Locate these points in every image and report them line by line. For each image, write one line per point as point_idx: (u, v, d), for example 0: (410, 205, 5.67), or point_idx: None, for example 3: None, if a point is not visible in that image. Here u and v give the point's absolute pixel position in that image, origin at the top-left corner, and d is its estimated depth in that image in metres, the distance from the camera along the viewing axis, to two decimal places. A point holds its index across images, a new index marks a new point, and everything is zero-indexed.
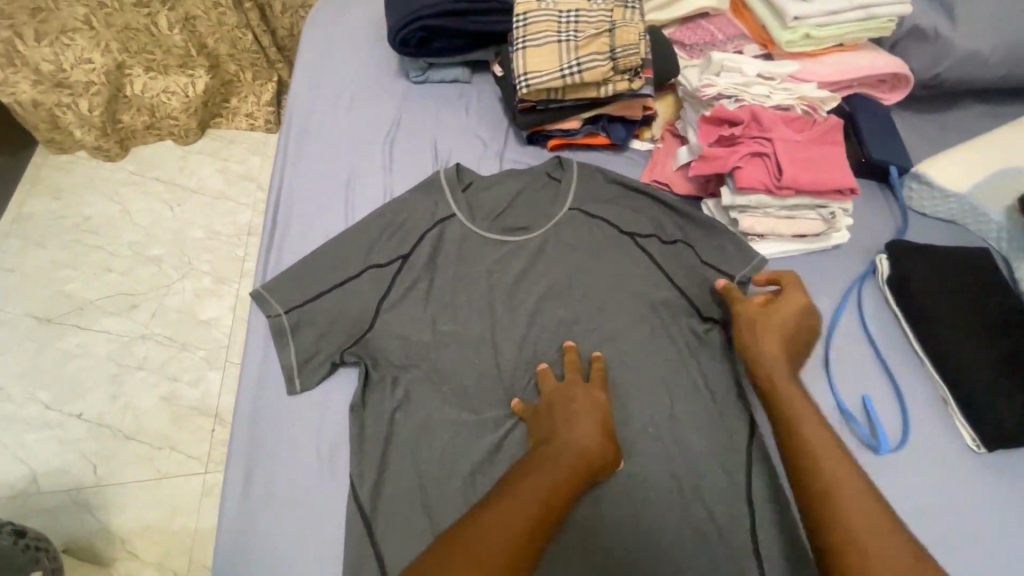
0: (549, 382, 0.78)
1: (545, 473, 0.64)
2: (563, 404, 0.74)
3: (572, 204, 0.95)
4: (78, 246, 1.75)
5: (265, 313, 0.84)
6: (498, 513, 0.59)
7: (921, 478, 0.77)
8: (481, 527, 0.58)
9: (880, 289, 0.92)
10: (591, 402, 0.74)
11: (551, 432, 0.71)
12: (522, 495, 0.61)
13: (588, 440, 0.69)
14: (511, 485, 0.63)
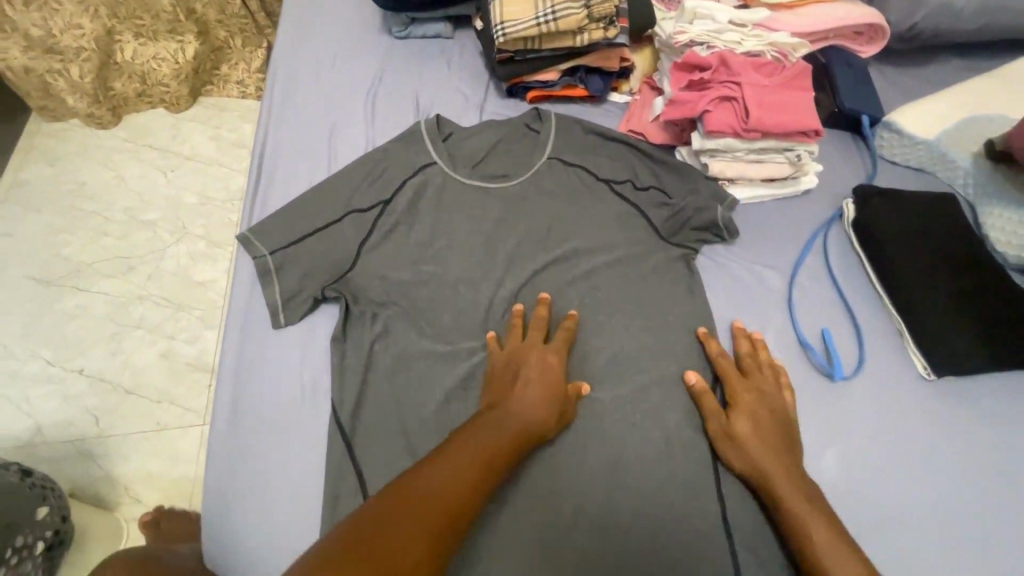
0: (514, 341, 0.79)
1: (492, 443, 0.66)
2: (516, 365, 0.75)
3: (550, 153, 0.98)
4: (74, 212, 1.78)
5: (251, 256, 0.87)
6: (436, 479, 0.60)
7: (873, 404, 0.81)
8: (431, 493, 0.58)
9: (845, 232, 0.95)
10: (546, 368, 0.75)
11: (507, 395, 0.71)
12: (468, 464, 0.62)
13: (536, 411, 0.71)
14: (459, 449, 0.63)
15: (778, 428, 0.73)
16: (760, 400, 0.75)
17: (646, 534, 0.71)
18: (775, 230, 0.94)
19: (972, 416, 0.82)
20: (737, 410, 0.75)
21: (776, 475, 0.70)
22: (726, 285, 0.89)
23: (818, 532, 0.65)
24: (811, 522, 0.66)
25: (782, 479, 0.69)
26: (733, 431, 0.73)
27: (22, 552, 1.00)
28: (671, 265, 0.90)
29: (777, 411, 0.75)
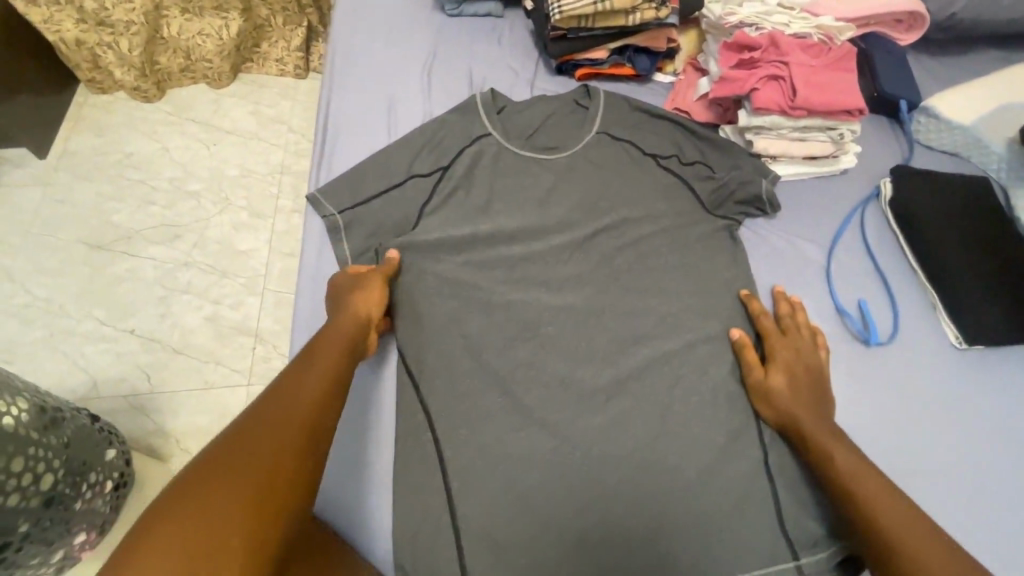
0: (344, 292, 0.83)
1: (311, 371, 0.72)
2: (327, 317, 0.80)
3: (599, 128, 1.02)
4: (122, 181, 1.85)
5: (320, 215, 0.94)
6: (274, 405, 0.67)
7: (905, 368, 0.86)
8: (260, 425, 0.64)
9: (882, 209, 0.99)
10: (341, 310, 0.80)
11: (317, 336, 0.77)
12: (293, 391, 0.69)
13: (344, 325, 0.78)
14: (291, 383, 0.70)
15: (814, 383, 0.78)
16: (796, 357, 0.80)
17: (696, 474, 0.75)
18: (815, 206, 0.99)
19: (1000, 382, 0.86)
20: (778, 364, 0.79)
21: (808, 420, 0.74)
22: (767, 255, 0.94)
23: (847, 461, 0.70)
24: (844, 455, 0.70)
25: (820, 429, 0.73)
26: (773, 384, 0.77)
27: (97, 487, 1.07)
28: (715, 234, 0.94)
29: (811, 366, 0.79)
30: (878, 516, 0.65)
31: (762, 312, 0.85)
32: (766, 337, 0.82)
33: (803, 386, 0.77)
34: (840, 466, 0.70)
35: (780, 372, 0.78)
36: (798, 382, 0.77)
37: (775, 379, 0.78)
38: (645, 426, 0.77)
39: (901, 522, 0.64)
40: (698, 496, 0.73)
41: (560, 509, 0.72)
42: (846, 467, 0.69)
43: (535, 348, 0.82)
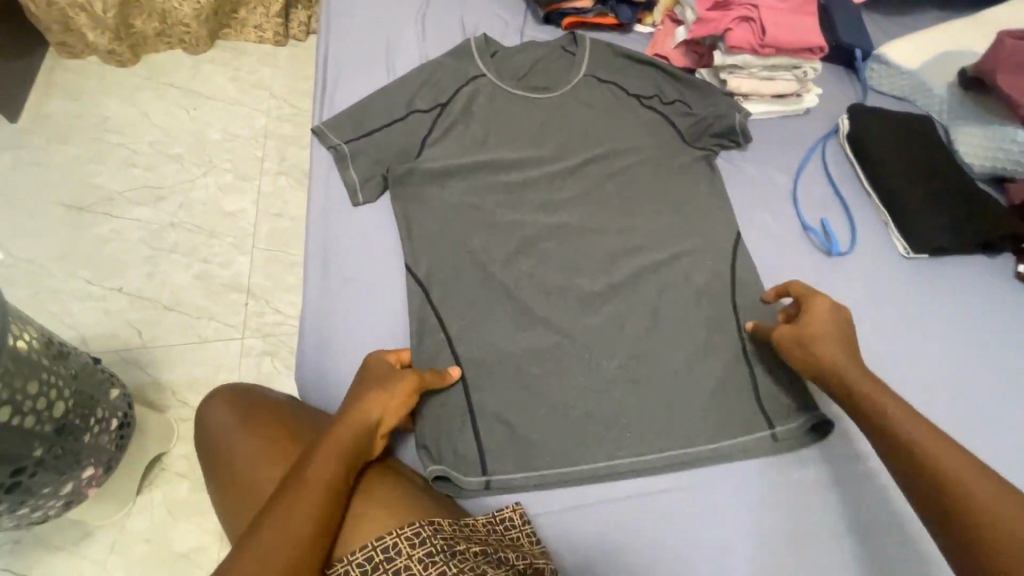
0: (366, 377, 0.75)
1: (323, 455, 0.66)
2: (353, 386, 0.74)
3: (587, 70, 1.08)
4: (100, 144, 1.79)
5: (325, 145, 0.98)
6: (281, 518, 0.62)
7: (861, 276, 0.97)
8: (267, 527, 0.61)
9: (840, 144, 1.10)
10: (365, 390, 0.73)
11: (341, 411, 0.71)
12: (299, 504, 0.62)
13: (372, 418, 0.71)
14: (301, 477, 0.64)
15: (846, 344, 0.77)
16: (834, 308, 0.79)
17: (680, 363, 0.85)
18: (781, 142, 1.09)
19: (942, 287, 0.97)
20: (806, 330, 0.77)
21: (849, 367, 0.74)
22: (741, 182, 1.04)
23: (891, 404, 0.70)
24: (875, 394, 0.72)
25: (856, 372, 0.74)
26: (814, 330, 0.77)
27: (103, 423, 1.08)
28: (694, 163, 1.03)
29: (844, 332, 0.78)
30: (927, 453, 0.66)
31: (806, 291, 0.81)
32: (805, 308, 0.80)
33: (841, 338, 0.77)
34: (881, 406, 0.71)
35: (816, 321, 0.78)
36: (835, 331, 0.77)
37: (802, 348, 0.77)
38: (636, 325, 0.87)
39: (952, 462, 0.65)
40: (683, 382, 0.84)
41: (563, 398, 0.82)
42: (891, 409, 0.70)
43: (535, 265, 0.91)
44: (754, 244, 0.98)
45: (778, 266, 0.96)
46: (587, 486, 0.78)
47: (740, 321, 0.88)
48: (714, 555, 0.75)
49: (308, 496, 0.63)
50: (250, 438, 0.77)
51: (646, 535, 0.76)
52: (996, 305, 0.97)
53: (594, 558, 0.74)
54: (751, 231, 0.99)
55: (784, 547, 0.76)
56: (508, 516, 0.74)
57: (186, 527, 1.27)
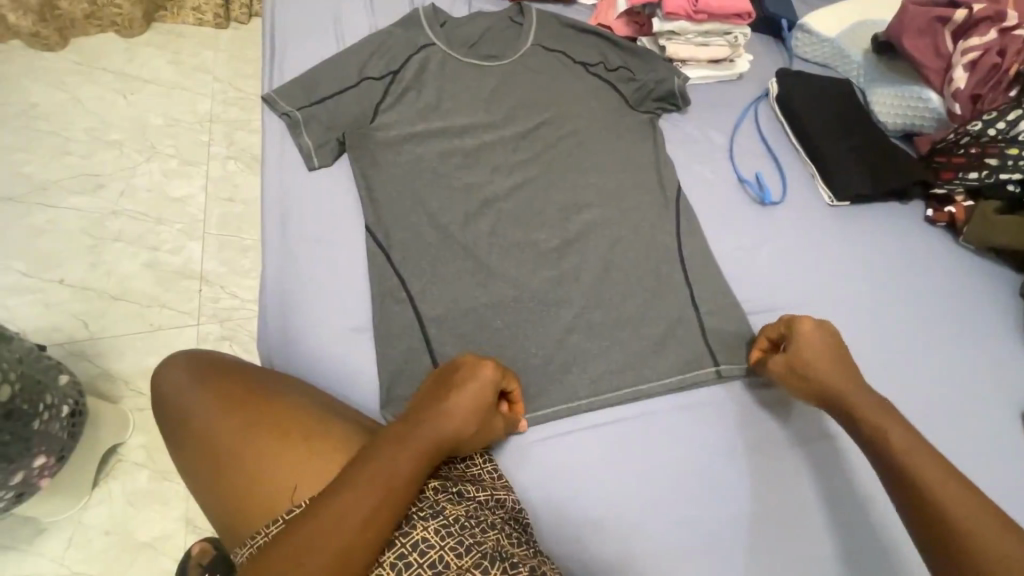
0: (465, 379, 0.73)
1: (406, 455, 0.64)
2: (446, 388, 0.72)
3: (534, 40, 1.12)
4: (30, 132, 1.65)
5: (277, 113, 0.98)
6: (360, 498, 0.60)
7: (793, 225, 1.05)
8: (329, 514, 0.58)
9: (771, 106, 1.18)
10: (466, 404, 0.71)
11: (442, 404, 0.70)
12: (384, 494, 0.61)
13: (459, 429, 0.70)
14: (389, 467, 0.62)
15: (842, 367, 0.79)
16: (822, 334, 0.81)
17: (631, 310, 0.91)
18: (716, 105, 1.16)
19: (862, 230, 1.07)
20: (793, 358, 0.81)
21: (850, 395, 0.76)
22: (681, 140, 1.10)
23: (897, 435, 0.71)
24: (881, 420, 0.73)
25: (863, 401, 0.75)
26: (810, 368, 0.79)
27: (53, 409, 1.04)
28: (640, 125, 1.09)
29: (840, 358, 0.80)
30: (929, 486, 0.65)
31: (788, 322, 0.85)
32: (794, 336, 0.82)
33: (831, 374, 0.78)
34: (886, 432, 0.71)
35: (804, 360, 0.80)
36: (826, 365, 0.79)
37: (796, 379, 0.81)
38: (590, 275, 0.93)
39: (957, 499, 0.64)
40: (634, 324, 0.90)
41: (527, 344, 0.87)
42: (898, 445, 0.70)
43: (492, 223, 0.95)
44: (696, 197, 1.05)
45: (719, 218, 1.03)
46: (548, 423, 0.83)
47: (685, 266, 0.95)
48: (662, 474, 0.81)
49: (392, 491, 0.61)
50: (231, 412, 0.70)
51: (603, 461, 0.81)
52: (911, 246, 1.07)
53: (556, 486, 0.79)
54: (694, 185, 1.06)
55: (724, 463, 0.83)
56: (469, 455, 0.76)
57: (149, 516, 1.23)
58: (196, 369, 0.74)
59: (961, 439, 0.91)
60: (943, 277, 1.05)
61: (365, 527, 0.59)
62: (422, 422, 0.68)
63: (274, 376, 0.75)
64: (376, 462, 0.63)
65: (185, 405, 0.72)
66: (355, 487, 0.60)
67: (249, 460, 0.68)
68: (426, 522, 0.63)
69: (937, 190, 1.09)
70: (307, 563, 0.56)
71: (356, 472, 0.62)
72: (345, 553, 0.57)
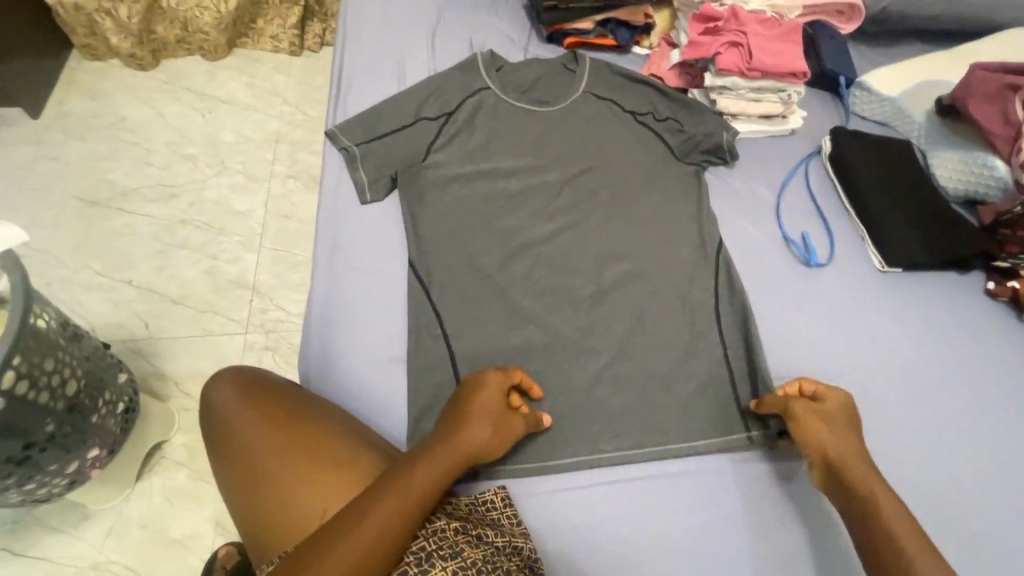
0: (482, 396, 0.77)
1: (424, 472, 0.68)
2: (462, 410, 0.76)
3: (585, 88, 1.15)
4: (117, 143, 1.81)
5: (337, 147, 1.05)
6: (380, 511, 0.63)
7: (838, 287, 1.02)
8: (363, 530, 0.62)
9: (823, 164, 1.16)
10: (481, 420, 0.75)
11: (461, 421, 0.75)
12: (403, 511, 0.64)
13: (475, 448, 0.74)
14: (406, 483, 0.66)
15: (852, 430, 0.79)
16: (843, 401, 0.81)
17: (662, 365, 0.90)
18: (765, 160, 1.15)
19: (914, 298, 1.03)
20: (819, 410, 0.80)
21: (857, 464, 0.75)
22: (727, 194, 1.10)
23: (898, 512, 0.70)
24: (885, 497, 0.71)
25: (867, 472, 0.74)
26: (824, 428, 0.78)
27: (109, 405, 1.12)
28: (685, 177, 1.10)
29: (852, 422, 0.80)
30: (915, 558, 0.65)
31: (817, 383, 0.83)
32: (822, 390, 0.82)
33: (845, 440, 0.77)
34: (877, 500, 0.71)
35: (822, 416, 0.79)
36: (843, 429, 0.79)
37: (814, 428, 0.79)
38: (622, 326, 0.93)
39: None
40: (664, 379, 0.89)
41: (554, 389, 0.88)
42: (902, 523, 0.69)
43: (529, 265, 0.97)
44: (738, 254, 1.04)
45: (759, 276, 1.02)
46: (567, 473, 0.83)
47: (720, 323, 0.94)
48: (682, 538, 0.79)
49: (409, 505, 0.65)
50: (269, 428, 0.74)
51: (622, 518, 0.80)
52: (967, 319, 1.02)
53: (575, 539, 0.78)
54: (736, 241, 1.05)
55: (750, 534, 0.80)
56: (491, 499, 0.76)
57: (183, 515, 1.29)
58: (239, 384, 0.79)
59: (1011, 534, 0.85)
60: (1001, 354, 0.99)
61: (383, 538, 0.62)
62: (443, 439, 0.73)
63: (310, 396, 0.79)
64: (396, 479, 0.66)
65: (227, 418, 0.76)
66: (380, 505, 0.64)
67: (283, 476, 0.72)
68: (444, 562, 0.63)
69: (1001, 262, 1.04)
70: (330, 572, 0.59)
71: (378, 486, 0.66)
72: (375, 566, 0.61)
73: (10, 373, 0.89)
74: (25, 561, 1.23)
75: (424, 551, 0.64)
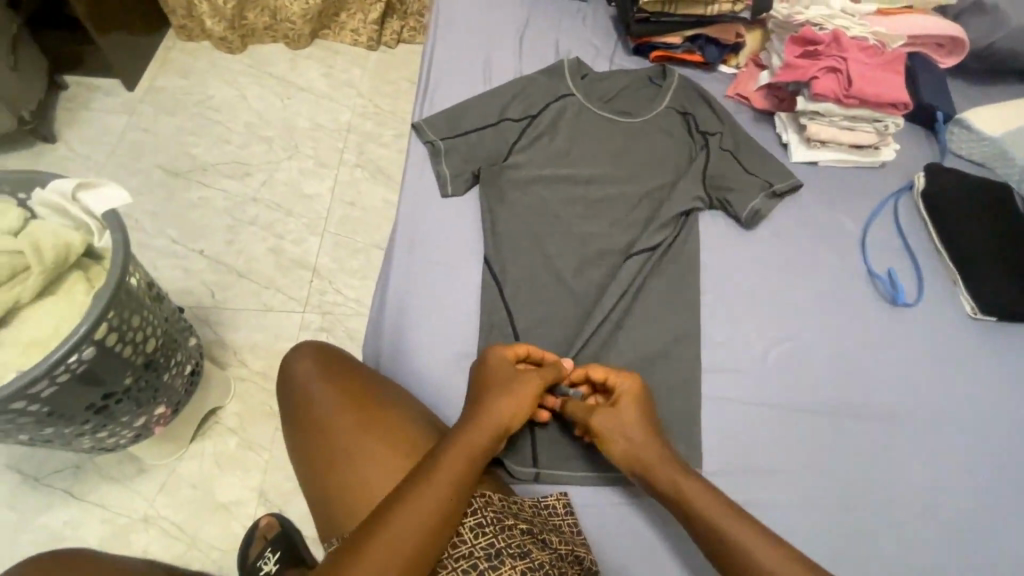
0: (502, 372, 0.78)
1: (462, 451, 0.70)
2: (482, 393, 0.76)
3: (670, 103, 1.13)
4: (202, 120, 1.91)
5: (422, 139, 1.07)
6: (429, 491, 0.66)
7: (925, 330, 0.98)
8: (415, 506, 0.65)
9: (914, 200, 1.11)
10: (507, 395, 0.76)
11: (487, 397, 0.76)
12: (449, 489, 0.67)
13: (506, 425, 0.75)
14: (446, 461, 0.68)
15: (651, 423, 0.79)
16: (637, 393, 0.80)
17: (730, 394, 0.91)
18: (852, 191, 1.11)
19: (1007, 349, 0.97)
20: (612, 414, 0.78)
21: (660, 469, 0.75)
22: (810, 223, 1.06)
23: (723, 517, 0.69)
24: (704, 501, 0.71)
25: (674, 480, 0.73)
26: (619, 431, 0.77)
27: (179, 366, 1.17)
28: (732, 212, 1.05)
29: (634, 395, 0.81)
30: (723, 533, 0.68)
31: (604, 371, 0.82)
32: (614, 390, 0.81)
33: (645, 446, 0.76)
34: (697, 506, 0.71)
35: (615, 423, 0.78)
36: (641, 434, 0.77)
37: (615, 437, 0.77)
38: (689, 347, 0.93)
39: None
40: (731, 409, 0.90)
41: None
42: (731, 529, 0.68)
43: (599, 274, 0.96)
44: (817, 285, 1.00)
45: (837, 312, 0.98)
46: (628, 489, 0.82)
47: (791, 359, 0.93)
48: None
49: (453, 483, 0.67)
50: (341, 405, 0.77)
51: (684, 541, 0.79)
52: None
53: (637, 556, 0.78)
54: (815, 271, 1.02)
55: None
56: (553, 503, 0.78)
57: (231, 480, 1.33)
58: (308, 360, 0.82)
59: None
60: None
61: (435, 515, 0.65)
62: (470, 416, 0.74)
63: (380, 378, 0.82)
64: (440, 459, 0.68)
65: (304, 394, 0.79)
66: (420, 491, 0.66)
67: (358, 457, 0.74)
68: (514, 561, 0.65)
69: None
70: (391, 548, 0.62)
71: (423, 466, 0.68)
72: (424, 547, 0.63)
73: (103, 324, 0.92)
74: (84, 505, 1.29)
75: (494, 548, 0.67)
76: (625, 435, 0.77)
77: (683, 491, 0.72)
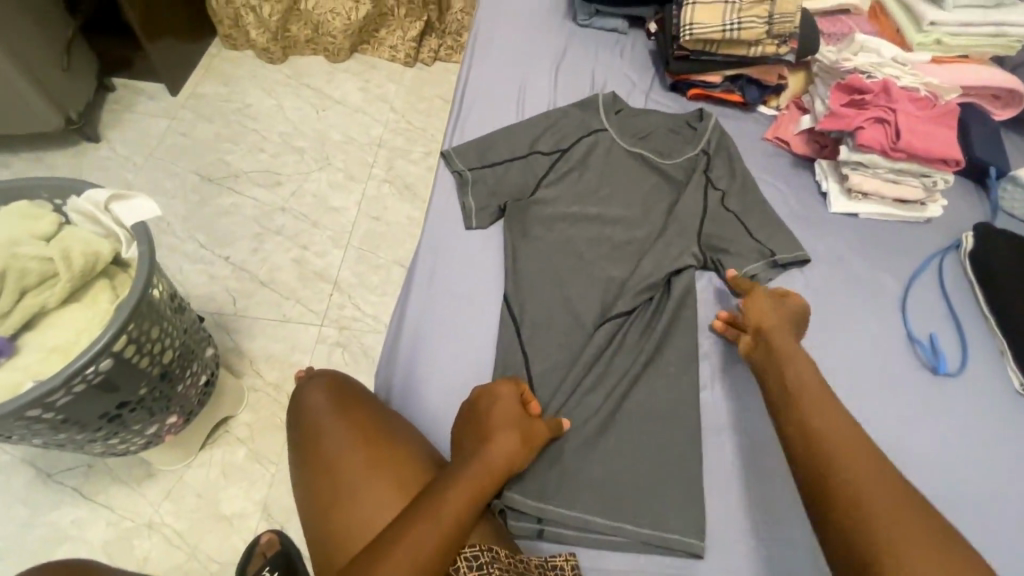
0: (502, 411, 0.77)
1: (461, 493, 0.68)
2: (481, 435, 0.75)
3: (702, 147, 1.10)
4: (238, 128, 1.95)
5: (450, 168, 1.06)
6: (427, 532, 0.64)
7: (968, 402, 0.91)
8: (412, 548, 0.63)
9: (961, 260, 1.05)
10: (507, 435, 0.75)
11: (487, 437, 0.74)
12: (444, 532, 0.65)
13: (505, 468, 0.73)
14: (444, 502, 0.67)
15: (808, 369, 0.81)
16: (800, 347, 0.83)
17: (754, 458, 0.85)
18: (894, 247, 1.06)
19: None
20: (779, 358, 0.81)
21: (807, 409, 0.75)
22: (846, 279, 1.02)
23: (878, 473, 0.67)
24: (860, 461, 0.68)
25: (836, 429, 0.72)
26: (788, 371, 0.80)
27: (194, 376, 1.18)
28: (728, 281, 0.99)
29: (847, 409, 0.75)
30: (867, 484, 0.66)
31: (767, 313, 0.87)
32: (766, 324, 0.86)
33: (809, 402, 0.75)
34: (852, 459, 0.68)
35: (799, 389, 0.77)
36: (805, 387, 0.77)
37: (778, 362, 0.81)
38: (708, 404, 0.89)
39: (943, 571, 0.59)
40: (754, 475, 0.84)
41: (633, 457, 0.83)
42: (883, 496, 0.65)
43: (619, 320, 0.93)
44: (851, 346, 0.95)
45: (873, 377, 0.93)
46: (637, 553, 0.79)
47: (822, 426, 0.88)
48: None
49: (449, 525, 0.65)
50: (350, 438, 0.76)
51: None
52: None
53: None
54: (850, 330, 0.97)
55: None
56: (560, 565, 0.75)
57: (235, 492, 1.33)
58: (322, 390, 0.81)
59: None
60: None
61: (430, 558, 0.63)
62: (470, 456, 0.73)
63: (393, 413, 0.81)
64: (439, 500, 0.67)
65: (315, 424, 0.78)
66: (414, 532, 0.64)
67: (362, 491, 0.73)
68: None
69: None
70: None
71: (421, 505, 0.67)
72: None
73: (123, 336, 0.92)
74: (92, 506, 1.30)
75: None
76: (787, 390, 0.78)
77: (837, 440, 0.71)
